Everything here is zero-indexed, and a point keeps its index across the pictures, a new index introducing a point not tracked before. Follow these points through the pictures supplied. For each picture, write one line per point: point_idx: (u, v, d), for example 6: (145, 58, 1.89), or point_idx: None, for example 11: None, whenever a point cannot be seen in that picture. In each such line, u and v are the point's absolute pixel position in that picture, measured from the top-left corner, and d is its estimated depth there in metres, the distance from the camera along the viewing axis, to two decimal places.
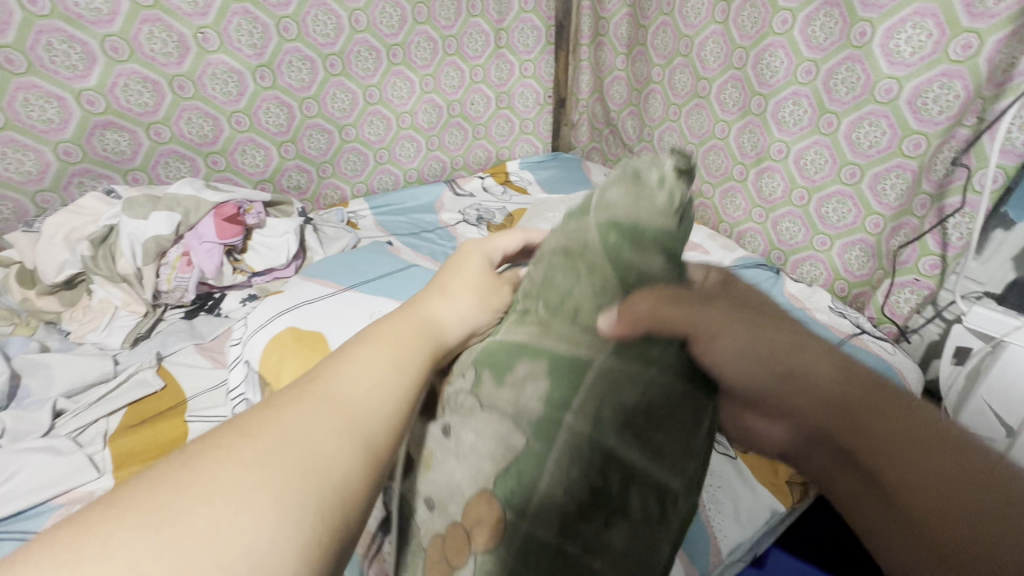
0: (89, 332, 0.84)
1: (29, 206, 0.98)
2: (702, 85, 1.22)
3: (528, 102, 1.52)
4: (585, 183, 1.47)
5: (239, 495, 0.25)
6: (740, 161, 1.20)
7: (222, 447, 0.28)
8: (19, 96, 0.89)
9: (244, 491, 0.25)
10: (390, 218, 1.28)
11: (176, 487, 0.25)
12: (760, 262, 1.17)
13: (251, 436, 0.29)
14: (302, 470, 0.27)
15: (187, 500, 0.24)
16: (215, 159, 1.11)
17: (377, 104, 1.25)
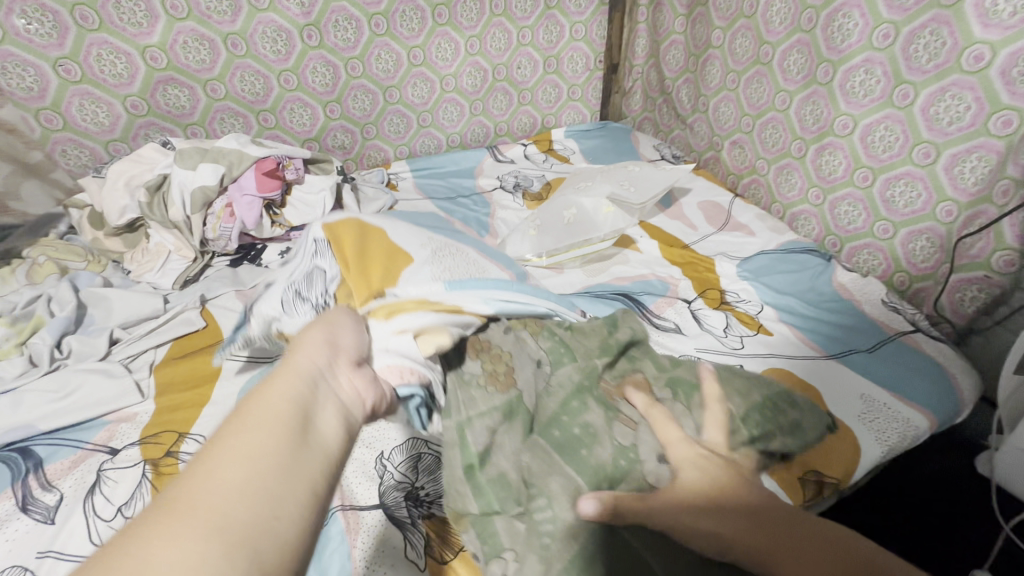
0: (146, 273, 0.92)
1: (104, 155, 1.07)
2: (765, 51, 1.12)
3: (577, 67, 1.46)
4: (631, 154, 1.41)
5: (238, 474, 0.27)
6: (800, 136, 1.10)
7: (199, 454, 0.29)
8: (92, 52, 0.97)
9: (249, 472, 0.28)
10: (428, 182, 1.30)
11: (178, 504, 0.26)
12: (810, 248, 1.08)
13: (230, 427, 0.30)
14: (283, 435, 0.30)
15: (196, 501, 0.26)
16: (265, 117, 1.16)
17: (421, 66, 1.25)
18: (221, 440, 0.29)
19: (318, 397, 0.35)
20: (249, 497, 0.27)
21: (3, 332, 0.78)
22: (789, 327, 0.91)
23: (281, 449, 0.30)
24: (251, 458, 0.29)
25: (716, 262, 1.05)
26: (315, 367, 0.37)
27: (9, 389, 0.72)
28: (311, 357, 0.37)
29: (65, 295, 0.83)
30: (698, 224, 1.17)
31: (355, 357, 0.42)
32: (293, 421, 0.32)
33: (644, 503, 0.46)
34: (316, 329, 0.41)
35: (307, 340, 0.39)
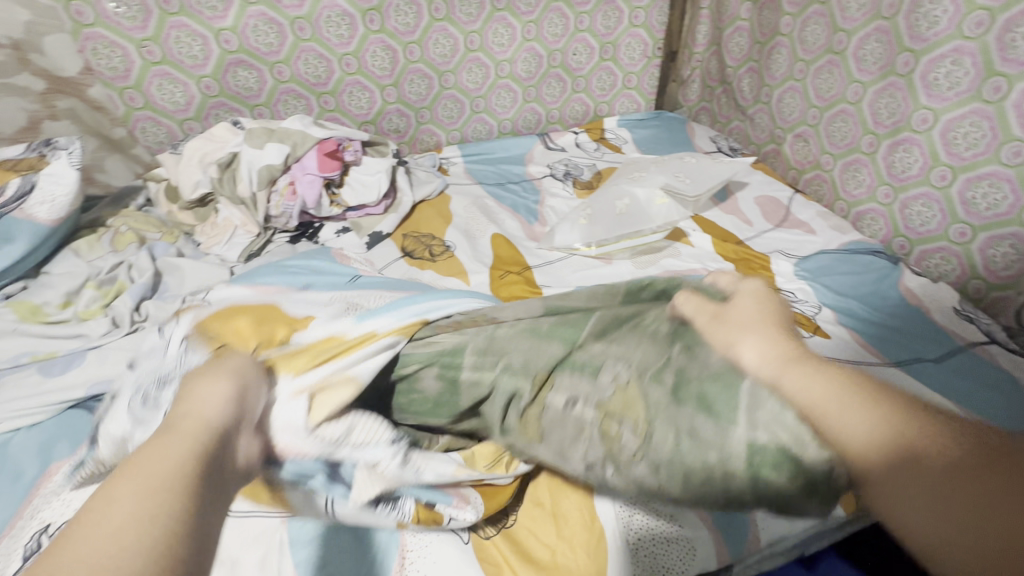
0: (215, 245, 0.98)
1: (179, 133, 1.14)
2: (839, 39, 1.06)
3: (634, 54, 1.43)
4: (686, 145, 1.37)
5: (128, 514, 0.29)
6: (872, 131, 1.04)
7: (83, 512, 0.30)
8: (172, 34, 1.02)
9: (141, 506, 0.30)
10: (479, 167, 1.31)
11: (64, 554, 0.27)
12: (876, 249, 1.03)
13: (121, 478, 0.32)
14: (180, 476, 0.33)
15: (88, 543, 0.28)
16: (326, 100, 1.20)
17: (477, 51, 1.26)
18: (120, 480, 0.32)
19: (217, 439, 0.38)
20: (134, 531, 0.28)
21: (91, 294, 0.85)
22: (849, 331, 0.87)
23: (170, 485, 0.32)
24: (147, 495, 0.31)
25: (772, 260, 1.01)
26: (214, 416, 0.39)
27: (95, 346, 0.79)
28: (206, 405, 0.40)
29: (143, 263, 0.89)
30: (755, 219, 1.13)
31: (253, 402, 0.45)
32: (186, 462, 0.34)
33: (774, 381, 0.40)
34: (209, 379, 0.44)
35: (198, 394, 0.41)
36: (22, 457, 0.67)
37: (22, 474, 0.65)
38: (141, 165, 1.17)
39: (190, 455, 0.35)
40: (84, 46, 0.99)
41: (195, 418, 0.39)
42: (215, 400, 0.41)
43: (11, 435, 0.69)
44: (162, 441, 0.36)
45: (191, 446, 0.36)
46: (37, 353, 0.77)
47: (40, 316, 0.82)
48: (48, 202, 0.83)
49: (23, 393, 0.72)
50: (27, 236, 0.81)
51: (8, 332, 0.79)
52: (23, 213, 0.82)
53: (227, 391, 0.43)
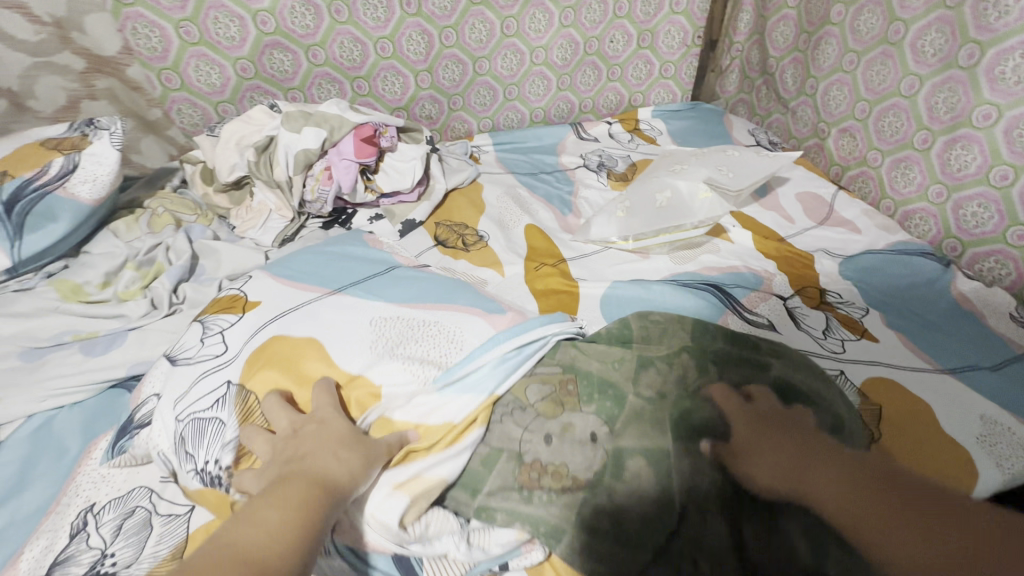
0: (250, 229, 0.97)
1: (214, 115, 1.14)
2: (895, 29, 1.01)
3: (673, 43, 1.39)
4: (724, 137, 1.33)
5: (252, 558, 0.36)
6: (926, 126, 0.99)
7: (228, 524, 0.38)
8: (210, 15, 1.01)
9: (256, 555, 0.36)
10: (510, 156, 1.29)
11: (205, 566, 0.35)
12: (925, 251, 0.99)
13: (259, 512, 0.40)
14: (302, 529, 0.40)
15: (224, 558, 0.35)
16: (360, 84, 1.18)
17: (513, 37, 1.23)
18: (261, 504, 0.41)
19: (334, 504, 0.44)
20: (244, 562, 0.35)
21: (130, 274, 0.85)
22: (898, 335, 0.84)
23: (288, 542, 0.38)
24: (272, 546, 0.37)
25: (815, 259, 0.98)
26: (342, 485, 0.46)
27: (136, 326, 0.79)
28: (335, 471, 0.46)
29: (181, 245, 0.89)
30: (796, 216, 1.09)
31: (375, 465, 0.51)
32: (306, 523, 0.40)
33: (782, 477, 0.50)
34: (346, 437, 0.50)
35: (340, 451, 0.48)
36: (66, 435, 0.68)
37: (67, 452, 0.66)
38: (176, 147, 1.17)
39: (302, 508, 0.41)
40: (124, 25, 0.99)
41: (331, 472, 0.46)
42: (346, 466, 0.47)
43: (55, 413, 0.70)
44: (299, 480, 0.44)
45: (307, 499, 0.42)
46: (79, 332, 0.78)
47: (81, 295, 0.83)
48: (91, 181, 0.83)
49: (66, 371, 0.73)
50: (69, 215, 0.82)
51: (50, 310, 0.80)
52: (67, 192, 0.82)
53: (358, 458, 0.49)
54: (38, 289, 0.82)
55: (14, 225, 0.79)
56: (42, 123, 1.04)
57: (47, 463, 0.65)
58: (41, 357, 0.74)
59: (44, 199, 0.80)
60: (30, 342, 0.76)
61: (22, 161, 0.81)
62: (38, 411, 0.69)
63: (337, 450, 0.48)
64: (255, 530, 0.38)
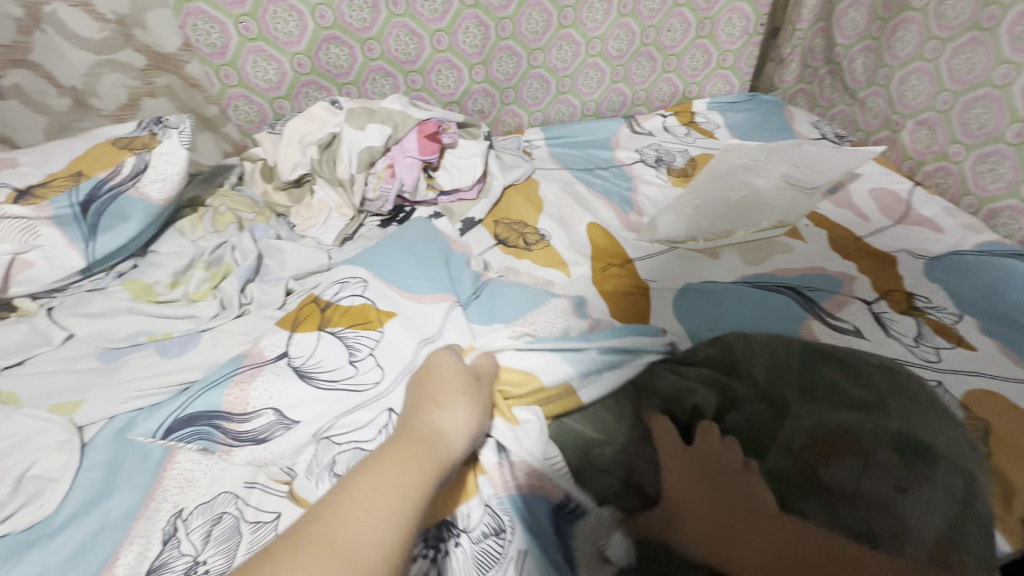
0: (311, 227, 0.96)
1: (269, 112, 1.13)
2: (989, 14, 0.95)
3: (733, 31, 1.33)
4: (786, 130, 1.27)
5: (356, 522, 0.33)
6: (1021, 118, 0.93)
7: (345, 476, 0.37)
8: (269, 9, 1.00)
9: (378, 507, 0.34)
10: (564, 151, 1.25)
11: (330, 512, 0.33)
12: (1017, 251, 0.93)
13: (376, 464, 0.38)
14: (407, 492, 0.36)
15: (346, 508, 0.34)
16: (414, 78, 1.16)
17: (570, 28, 1.19)
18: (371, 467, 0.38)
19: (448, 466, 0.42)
20: (365, 523, 0.33)
21: (200, 274, 0.85)
22: (997, 343, 0.78)
23: (409, 499, 0.36)
24: (393, 502, 0.35)
25: (898, 259, 0.93)
26: (451, 446, 0.43)
27: (207, 328, 0.79)
28: (447, 427, 0.44)
29: (246, 245, 0.89)
30: (872, 214, 1.04)
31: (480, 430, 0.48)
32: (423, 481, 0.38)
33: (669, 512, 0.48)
34: (449, 397, 0.47)
35: (448, 407, 0.46)
36: (147, 437, 0.66)
37: (149, 455, 0.64)
38: (231, 144, 1.17)
39: (413, 466, 0.39)
40: (185, 21, 0.98)
41: (442, 434, 0.43)
42: (453, 431, 0.44)
43: (136, 414, 0.68)
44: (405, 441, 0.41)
45: (418, 455, 0.40)
46: (154, 333, 0.78)
47: (151, 295, 0.83)
48: (161, 181, 0.85)
49: (143, 372, 0.72)
50: (139, 215, 0.84)
51: (123, 310, 0.80)
52: (138, 192, 0.84)
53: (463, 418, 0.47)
54: (111, 288, 0.83)
55: (88, 224, 0.81)
56: (105, 121, 1.04)
57: (132, 466, 0.63)
58: (118, 358, 0.74)
59: (117, 199, 0.82)
60: (106, 343, 0.76)
61: (96, 162, 0.83)
62: (118, 412, 0.68)
63: (442, 414, 0.45)
64: (369, 493, 0.35)
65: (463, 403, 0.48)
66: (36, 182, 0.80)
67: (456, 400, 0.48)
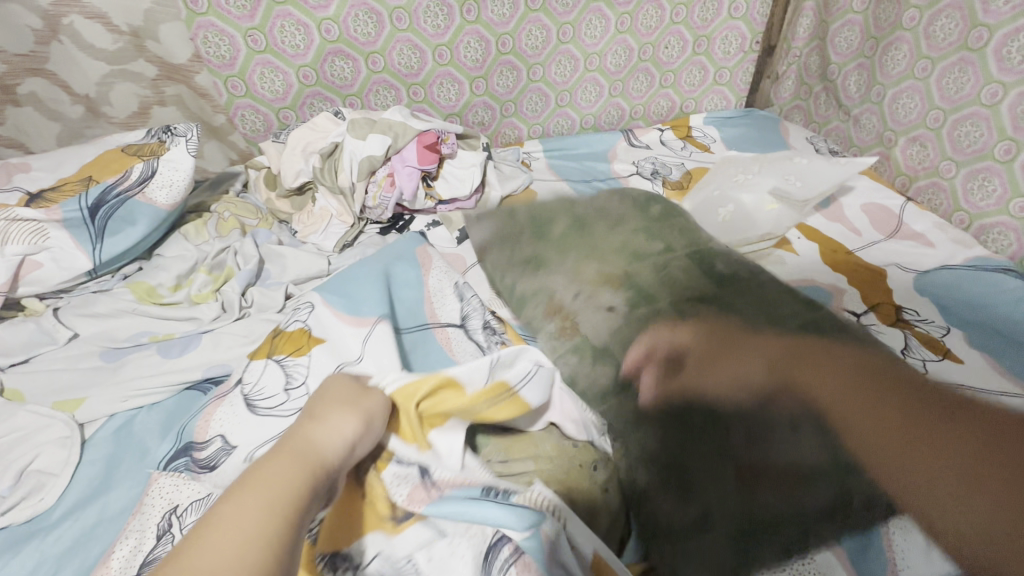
0: (311, 234, 0.99)
1: (275, 122, 1.17)
2: (977, 35, 0.97)
3: (729, 48, 1.37)
4: (782, 145, 1.29)
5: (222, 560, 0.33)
6: (1010, 136, 0.95)
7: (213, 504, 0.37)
8: (278, 23, 1.03)
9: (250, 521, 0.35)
10: (561, 162, 1.27)
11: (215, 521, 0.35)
12: (1007, 267, 0.94)
13: (241, 490, 0.38)
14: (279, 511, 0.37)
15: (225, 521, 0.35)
16: (416, 91, 1.19)
17: (569, 43, 1.22)
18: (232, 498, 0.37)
19: (332, 471, 0.44)
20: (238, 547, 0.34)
21: (203, 278, 0.87)
22: (985, 356, 0.79)
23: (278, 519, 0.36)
24: (280, 490, 0.39)
25: (888, 273, 0.94)
26: (332, 455, 0.44)
27: (208, 330, 0.81)
28: (326, 440, 0.45)
29: (249, 250, 0.91)
30: (864, 228, 1.05)
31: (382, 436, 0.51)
32: (304, 477, 0.41)
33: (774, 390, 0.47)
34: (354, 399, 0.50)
35: (329, 423, 0.47)
36: (146, 434, 0.67)
37: (148, 452, 0.66)
38: (236, 152, 1.20)
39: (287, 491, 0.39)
40: (196, 34, 1.01)
41: (321, 445, 0.44)
42: (331, 439, 0.45)
43: (136, 412, 0.70)
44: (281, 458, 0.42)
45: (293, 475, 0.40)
46: (156, 334, 0.80)
47: (155, 297, 0.85)
48: (167, 187, 0.88)
49: (144, 372, 0.74)
50: (146, 220, 0.86)
51: (127, 311, 0.82)
52: (145, 197, 0.87)
53: (371, 434, 0.49)
54: (116, 290, 0.85)
55: (97, 228, 0.83)
56: (115, 129, 1.07)
57: (130, 462, 0.65)
58: (120, 358, 0.76)
59: (124, 204, 0.85)
60: (109, 342, 0.78)
61: (106, 168, 0.87)
62: (119, 411, 0.70)
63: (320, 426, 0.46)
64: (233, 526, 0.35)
65: (360, 408, 0.50)
66: (47, 187, 0.83)
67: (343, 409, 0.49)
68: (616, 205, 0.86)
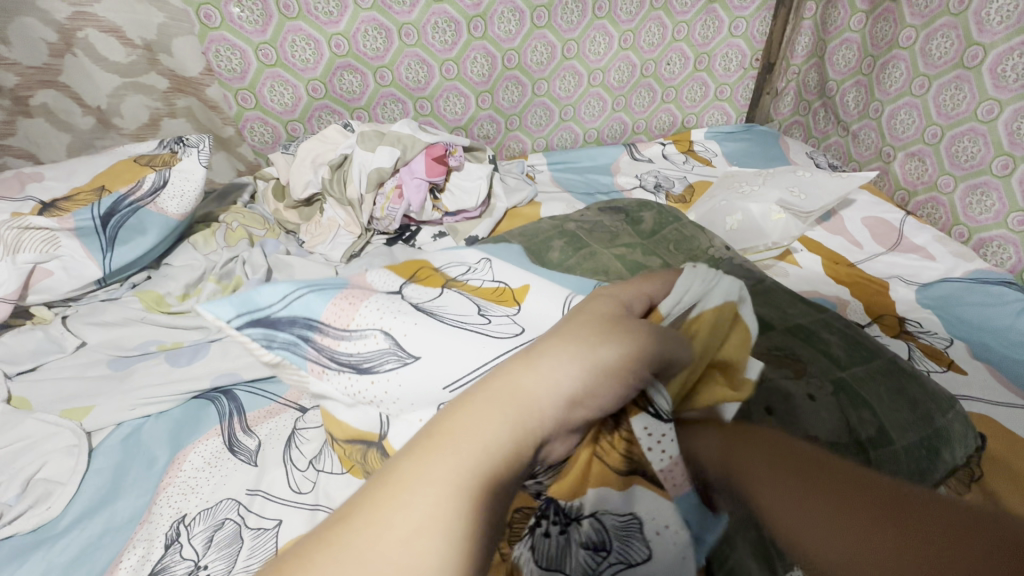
0: (319, 244, 1.00)
1: (283, 134, 1.18)
2: (973, 53, 0.99)
3: (730, 65, 1.39)
4: (782, 159, 1.31)
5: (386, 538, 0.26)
6: (1006, 152, 0.97)
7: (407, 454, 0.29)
8: (288, 38, 1.05)
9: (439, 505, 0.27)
10: (565, 176, 1.28)
11: (395, 490, 0.27)
12: (1007, 279, 0.95)
13: (436, 444, 0.29)
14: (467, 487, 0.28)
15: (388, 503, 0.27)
16: (422, 104, 1.21)
17: (573, 59, 1.24)
18: (430, 451, 0.29)
19: (544, 432, 0.33)
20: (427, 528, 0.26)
21: (212, 287, 0.88)
22: (989, 368, 0.79)
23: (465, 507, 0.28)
24: (471, 455, 0.29)
25: (889, 286, 0.95)
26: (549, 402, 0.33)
27: (216, 339, 0.81)
28: (549, 381, 0.34)
29: (257, 259, 0.92)
30: (865, 241, 1.07)
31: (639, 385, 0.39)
32: (509, 441, 0.31)
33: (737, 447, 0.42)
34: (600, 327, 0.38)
35: (562, 362, 0.35)
36: (153, 443, 0.67)
37: (155, 461, 0.65)
38: (244, 163, 1.22)
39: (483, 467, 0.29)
40: (208, 48, 1.03)
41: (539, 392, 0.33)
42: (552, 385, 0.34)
43: (143, 421, 0.70)
44: (489, 397, 0.32)
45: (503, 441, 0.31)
46: (164, 342, 0.80)
47: (163, 306, 0.86)
48: (179, 197, 0.89)
49: (152, 381, 0.74)
50: (157, 229, 0.88)
51: (135, 320, 0.83)
52: (157, 207, 0.88)
53: (600, 390, 0.35)
54: (124, 299, 0.85)
55: (108, 237, 0.84)
56: (125, 140, 1.09)
57: (137, 471, 0.64)
58: (129, 366, 0.76)
59: (136, 213, 0.86)
60: (118, 351, 0.78)
61: (118, 178, 0.88)
62: (126, 420, 0.69)
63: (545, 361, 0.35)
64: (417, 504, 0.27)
65: (589, 352, 0.36)
66: (60, 196, 0.84)
67: (599, 341, 0.37)
68: (608, 221, 0.90)
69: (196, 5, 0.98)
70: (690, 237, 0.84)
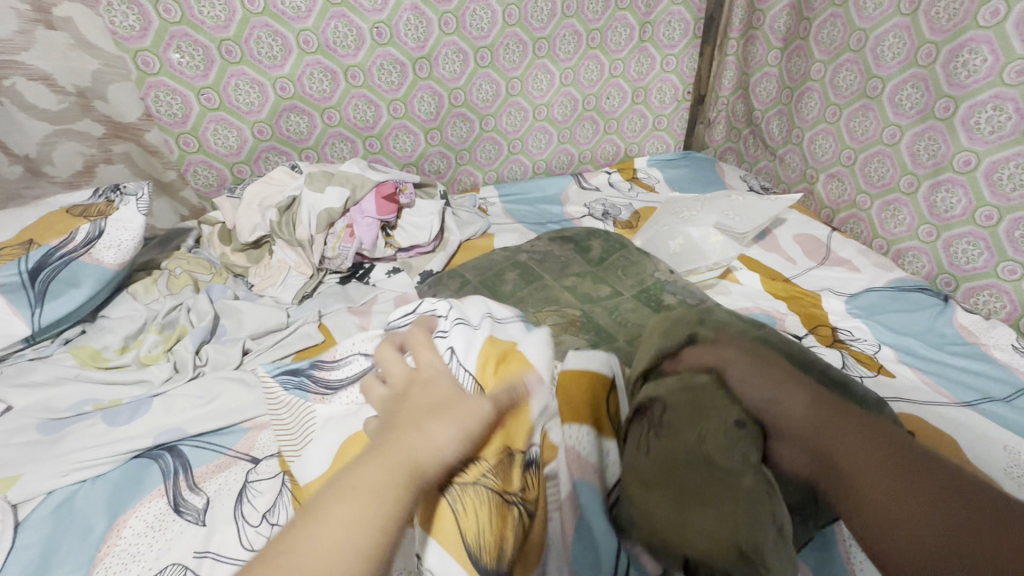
0: (269, 287, 0.98)
1: (228, 176, 1.16)
2: (873, 85, 1.10)
3: (664, 98, 1.49)
4: (718, 183, 1.39)
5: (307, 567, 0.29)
6: (911, 171, 1.06)
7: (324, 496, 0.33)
8: (231, 82, 1.05)
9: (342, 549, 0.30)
10: (517, 207, 1.31)
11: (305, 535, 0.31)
12: (923, 286, 1.04)
13: (342, 488, 0.33)
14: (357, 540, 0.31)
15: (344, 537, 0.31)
16: (372, 142, 1.23)
17: (517, 96, 1.30)
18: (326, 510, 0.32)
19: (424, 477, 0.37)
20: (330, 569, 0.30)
21: (153, 337, 0.84)
22: (914, 370, 0.86)
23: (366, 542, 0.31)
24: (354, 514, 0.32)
25: (822, 297, 1.02)
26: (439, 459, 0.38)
27: (159, 392, 0.77)
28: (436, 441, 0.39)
29: (203, 306, 0.89)
30: (798, 257, 1.14)
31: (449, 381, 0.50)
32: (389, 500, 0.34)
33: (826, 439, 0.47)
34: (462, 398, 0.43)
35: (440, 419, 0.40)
36: (89, 511, 0.62)
37: (91, 530, 0.61)
38: (188, 207, 1.19)
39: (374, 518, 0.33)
40: (147, 93, 1.01)
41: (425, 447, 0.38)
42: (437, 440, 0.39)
43: (78, 487, 0.65)
44: (386, 453, 0.37)
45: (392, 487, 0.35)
46: (101, 401, 0.76)
47: (100, 361, 0.81)
48: (116, 246, 0.86)
49: (87, 444, 0.69)
50: (91, 280, 0.84)
51: (69, 378, 0.78)
52: (92, 257, 0.84)
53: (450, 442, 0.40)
54: (56, 356, 0.80)
55: (37, 291, 0.80)
56: (57, 188, 1.04)
57: (71, 543, 0.59)
58: (62, 430, 0.71)
59: (69, 265, 0.82)
60: (48, 413, 0.73)
61: (48, 229, 0.84)
62: (58, 487, 0.64)
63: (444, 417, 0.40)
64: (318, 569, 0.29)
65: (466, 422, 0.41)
66: None
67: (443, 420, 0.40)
68: (559, 251, 0.95)
69: (133, 52, 0.96)
70: (636, 263, 0.90)
